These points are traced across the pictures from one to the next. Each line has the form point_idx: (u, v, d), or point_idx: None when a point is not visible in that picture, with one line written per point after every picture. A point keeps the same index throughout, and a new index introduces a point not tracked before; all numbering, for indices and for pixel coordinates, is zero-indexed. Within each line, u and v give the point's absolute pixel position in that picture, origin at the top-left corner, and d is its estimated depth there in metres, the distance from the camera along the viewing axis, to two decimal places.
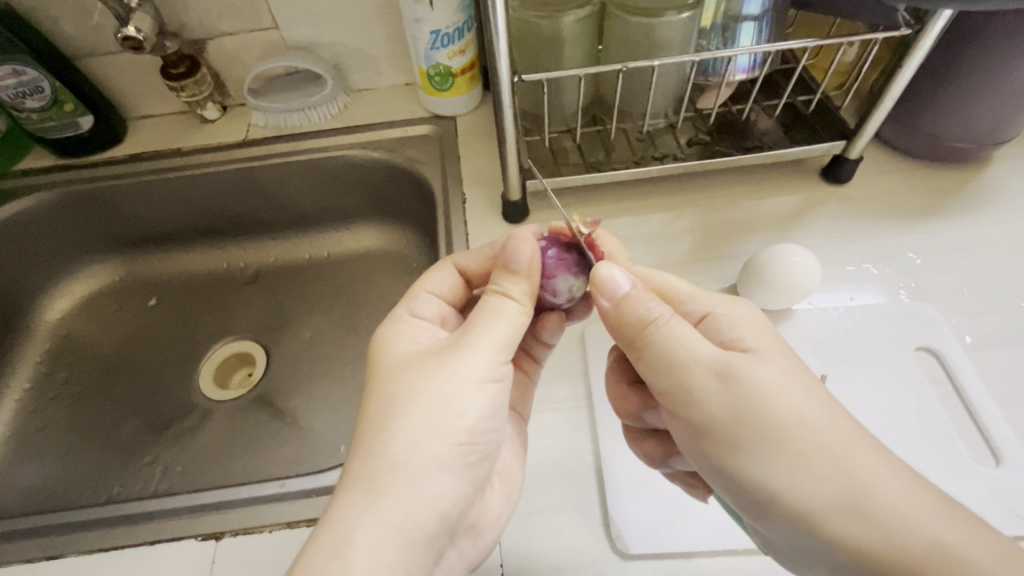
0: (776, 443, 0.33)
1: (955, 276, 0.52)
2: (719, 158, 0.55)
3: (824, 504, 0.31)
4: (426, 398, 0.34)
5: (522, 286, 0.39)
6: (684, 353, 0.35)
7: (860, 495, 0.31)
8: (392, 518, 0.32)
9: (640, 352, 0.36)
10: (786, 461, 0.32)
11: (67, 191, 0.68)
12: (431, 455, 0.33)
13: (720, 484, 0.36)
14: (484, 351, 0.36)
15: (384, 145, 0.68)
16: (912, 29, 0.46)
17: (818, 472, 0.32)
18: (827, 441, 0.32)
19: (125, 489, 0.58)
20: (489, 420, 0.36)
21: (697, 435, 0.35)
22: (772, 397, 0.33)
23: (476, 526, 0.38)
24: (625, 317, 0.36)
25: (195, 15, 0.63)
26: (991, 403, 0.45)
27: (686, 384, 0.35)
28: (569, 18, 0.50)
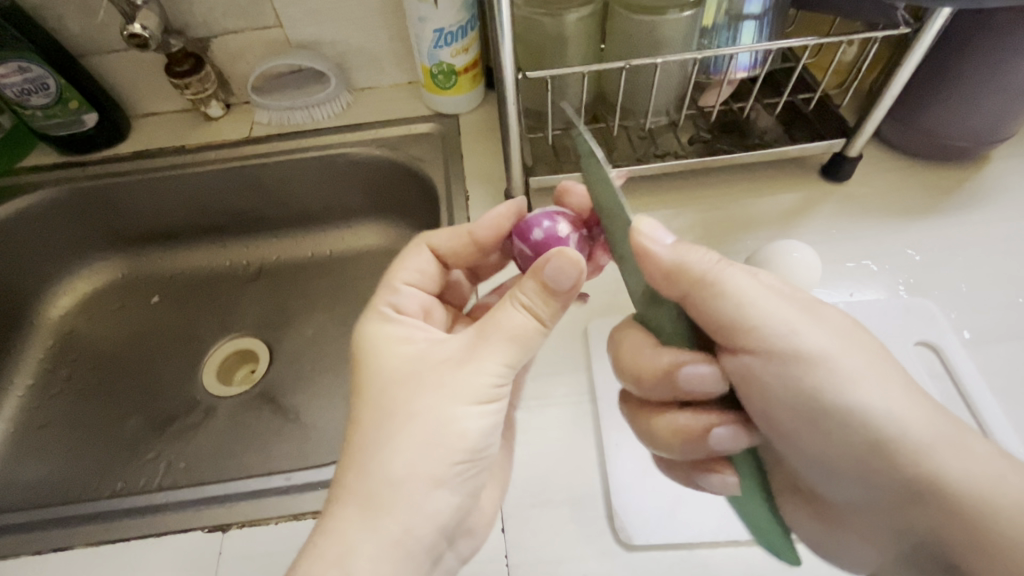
0: (875, 379, 0.34)
1: (954, 272, 0.53)
2: (719, 156, 0.56)
3: (929, 441, 0.33)
4: (426, 419, 0.34)
5: (555, 307, 0.36)
6: (760, 294, 0.35)
7: (951, 435, 0.34)
8: (393, 535, 0.32)
9: (706, 294, 0.35)
10: (885, 396, 0.34)
11: (70, 187, 0.68)
12: (432, 475, 0.34)
13: (807, 434, 0.36)
14: (490, 367, 0.35)
15: (387, 143, 0.69)
16: (911, 27, 0.46)
17: (915, 403, 0.34)
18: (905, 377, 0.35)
19: (129, 485, 0.58)
20: (487, 439, 0.36)
21: (794, 381, 0.34)
22: (850, 334, 0.35)
23: (473, 528, 0.38)
24: (687, 262, 0.35)
25: (200, 13, 0.64)
26: (989, 397, 0.45)
27: (779, 323, 0.34)
28: (572, 16, 0.51)
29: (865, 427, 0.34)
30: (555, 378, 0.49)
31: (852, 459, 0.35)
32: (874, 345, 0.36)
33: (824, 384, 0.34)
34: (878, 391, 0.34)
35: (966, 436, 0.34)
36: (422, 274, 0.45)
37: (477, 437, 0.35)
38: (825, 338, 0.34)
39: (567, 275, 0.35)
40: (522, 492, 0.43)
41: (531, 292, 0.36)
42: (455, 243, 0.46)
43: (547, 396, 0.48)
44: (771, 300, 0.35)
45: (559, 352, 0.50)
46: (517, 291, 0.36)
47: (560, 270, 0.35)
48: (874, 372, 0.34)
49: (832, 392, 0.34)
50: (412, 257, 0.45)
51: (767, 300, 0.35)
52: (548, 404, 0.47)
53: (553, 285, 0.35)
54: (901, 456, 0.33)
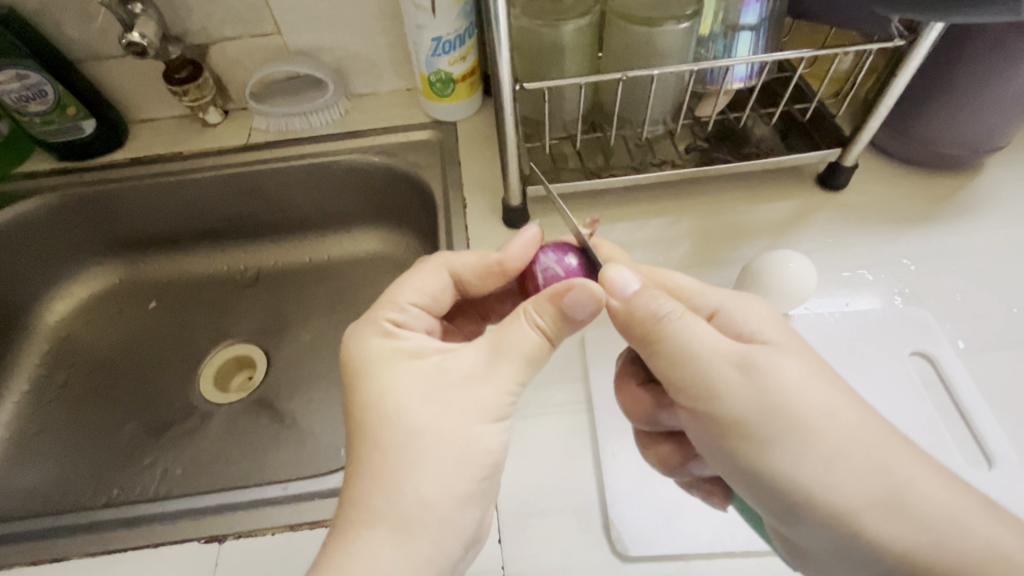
0: (807, 442, 0.33)
1: (948, 280, 0.53)
2: (716, 165, 0.56)
3: (864, 504, 0.32)
4: (453, 437, 0.34)
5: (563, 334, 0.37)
6: (699, 351, 0.34)
7: (887, 488, 0.32)
8: (426, 554, 0.33)
9: (650, 352, 0.36)
10: (819, 458, 0.33)
11: (68, 193, 0.68)
12: (460, 491, 0.34)
13: (741, 487, 0.36)
14: (508, 383, 0.36)
15: (385, 150, 0.69)
16: (905, 40, 0.47)
17: (857, 465, 0.32)
18: (860, 435, 0.33)
19: (125, 491, 0.58)
20: (504, 451, 0.37)
21: (721, 441, 0.35)
22: (790, 394, 0.33)
23: (484, 535, 0.39)
24: (636, 313, 0.35)
25: (199, 21, 0.64)
26: (983, 406, 0.46)
27: (706, 385, 0.34)
28: (569, 27, 0.51)
29: (785, 485, 0.33)
30: (551, 387, 0.49)
31: (784, 513, 0.35)
32: (829, 401, 0.34)
33: (749, 444, 0.34)
34: (805, 453, 0.33)
35: (910, 484, 0.32)
36: (432, 294, 0.44)
37: (498, 450, 0.36)
38: (754, 398, 0.33)
39: (585, 307, 0.36)
40: (519, 502, 0.43)
41: (546, 310, 0.36)
42: (474, 264, 0.44)
43: (544, 405, 0.48)
44: (711, 355, 0.34)
45: (556, 361, 0.51)
46: (533, 311, 0.36)
47: (578, 301, 0.35)
48: (810, 432, 0.33)
49: (756, 452, 0.34)
50: (425, 272, 0.44)
51: (703, 357, 0.34)
52: (544, 414, 0.48)
53: (570, 310, 0.36)
54: (829, 516, 0.33)
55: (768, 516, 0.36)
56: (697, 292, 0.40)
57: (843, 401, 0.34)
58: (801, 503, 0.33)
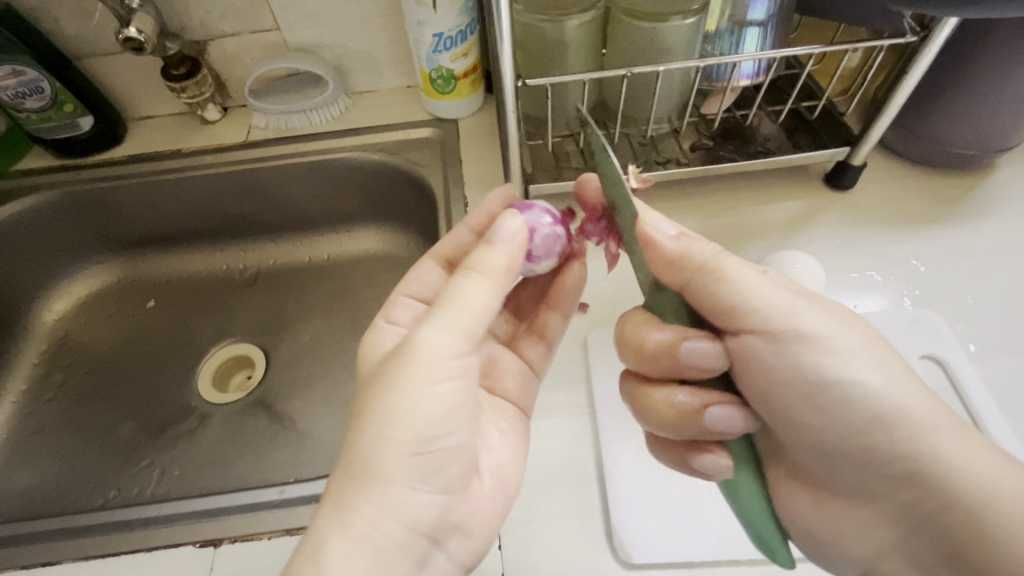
0: (871, 362, 0.35)
1: (959, 283, 0.52)
2: (722, 164, 0.55)
3: (925, 421, 0.34)
4: (375, 410, 0.33)
5: (496, 261, 0.36)
6: (762, 284, 0.36)
7: (940, 420, 0.34)
8: (360, 534, 0.32)
9: (711, 285, 0.36)
10: (885, 377, 0.35)
11: (64, 190, 0.67)
12: (385, 469, 0.33)
13: (802, 421, 0.36)
14: (435, 349, 0.34)
15: (385, 147, 0.68)
16: (917, 36, 0.46)
17: (911, 388, 0.35)
18: (903, 365, 0.36)
19: (122, 493, 0.58)
20: (444, 423, 0.34)
21: (790, 366, 0.35)
22: (848, 332, 0.36)
23: (464, 526, 0.38)
24: (687, 250, 0.36)
25: (197, 16, 0.63)
26: (995, 411, 0.45)
27: (779, 308, 0.35)
28: (573, 22, 0.50)
29: (860, 402, 0.34)
30: (553, 389, 0.48)
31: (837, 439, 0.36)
32: (873, 337, 0.37)
33: (829, 361, 0.35)
34: (875, 373, 0.35)
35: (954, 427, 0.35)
36: (426, 284, 0.47)
37: (430, 422, 0.34)
38: (824, 321, 0.35)
39: (506, 231, 0.37)
40: (519, 507, 0.43)
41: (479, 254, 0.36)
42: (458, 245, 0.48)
43: (545, 408, 0.47)
44: (773, 288, 0.36)
45: (557, 363, 0.50)
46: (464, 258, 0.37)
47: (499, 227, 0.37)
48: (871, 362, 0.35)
49: (828, 371, 0.35)
50: (417, 270, 0.48)
51: (764, 288, 0.35)
52: (546, 417, 0.47)
53: (496, 241, 0.37)
54: (894, 433, 0.34)
55: (823, 449, 0.37)
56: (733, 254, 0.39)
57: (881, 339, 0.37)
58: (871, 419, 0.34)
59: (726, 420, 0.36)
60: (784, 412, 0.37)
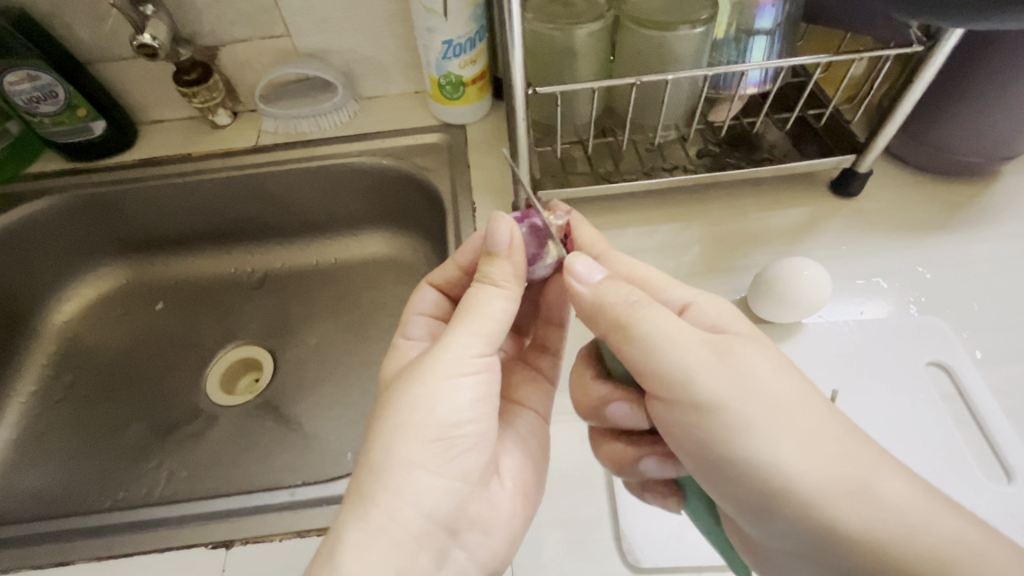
0: (776, 429, 0.32)
1: (964, 289, 0.52)
2: (728, 170, 0.56)
3: (827, 493, 0.31)
4: (401, 400, 0.35)
5: (506, 269, 0.38)
6: (671, 339, 0.35)
7: (858, 478, 0.31)
8: (377, 522, 0.33)
9: (624, 340, 0.36)
10: (793, 444, 0.32)
11: (76, 194, 0.68)
12: (406, 454, 0.34)
13: (711, 485, 0.35)
14: (458, 344, 0.36)
15: (394, 153, 0.68)
16: (924, 46, 0.46)
17: (825, 451, 0.32)
18: (824, 422, 0.33)
19: (130, 494, 0.58)
20: (467, 412, 0.36)
21: (691, 428, 0.34)
22: (764, 385, 0.33)
23: (482, 523, 0.38)
24: (604, 301, 0.37)
25: (209, 22, 0.64)
26: (1001, 417, 0.45)
27: (684, 370, 0.34)
28: (583, 31, 0.51)
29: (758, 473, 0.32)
30: (561, 394, 0.49)
31: (744, 502, 0.34)
32: (790, 392, 0.33)
33: (724, 430, 0.33)
34: (780, 442, 0.32)
35: (880, 479, 0.31)
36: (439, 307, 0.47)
37: (451, 409, 0.35)
38: (727, 384, 0.33)
39: (507, 240, 0.39)
40: None
41: (486, 265, 0.39)
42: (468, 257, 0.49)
43: (554, 413, 0.48)
44: (685, 344, 0.34)
45: (565, 367, 0.50)
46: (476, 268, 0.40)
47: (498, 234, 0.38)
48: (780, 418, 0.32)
49: (724, 442, 0.33)
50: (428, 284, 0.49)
51: (669, 346, 0.34)
52: (555, 421, 0.47)
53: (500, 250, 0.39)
54: (798, 508, 0.32)
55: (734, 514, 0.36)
56: (667, 286, 0.41)
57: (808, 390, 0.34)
58: (769, 491, 0.32)
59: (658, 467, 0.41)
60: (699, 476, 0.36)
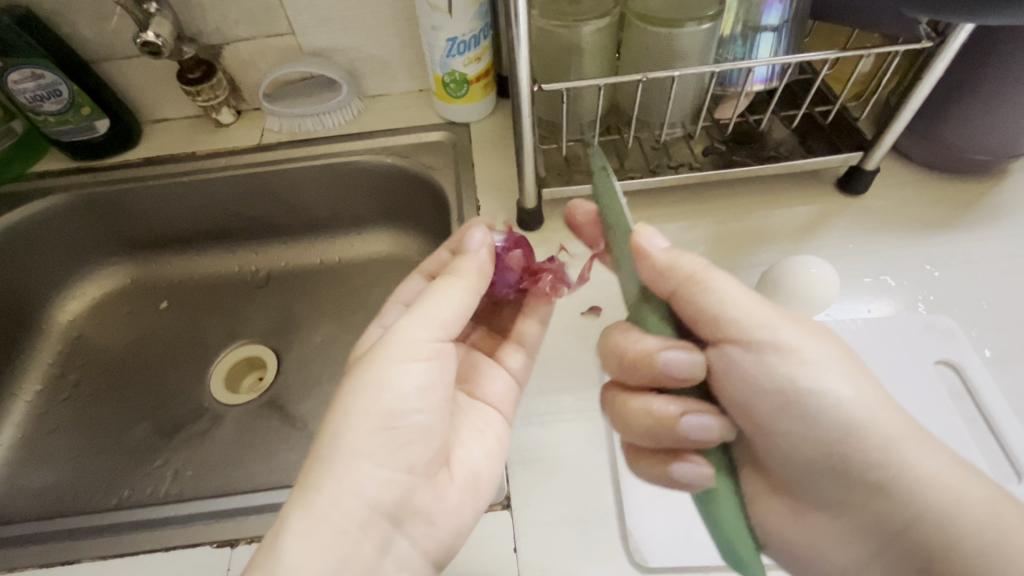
0: (842, 385, 0.36)
1: (974, 288, 0.52)
2: (735, 168, 0.55)
3: (889, 439, 0.35)
4: (347, 392, 0.36)
5: (467, 265, 0.42)
6: (741, 296, 0.37)
7: (913, 434, 0.35)
8: (319, 508, 0.33)
9: (695, 295, 0.38)
10: (858, 399, 0.35)
11: (80, 193, 0.68)
12: (352, 441, 0.35)
13: (780, 437, 0.37)
14: (410, 334, 0.38)
15: (398, 151, 0.68)
16: (933, 42, 0.46)
17: (883, 411, 0.35)
18: (878, 387, 0.37)
19: (136, 493, 0.58)
20: (414, 400, 0.37)
21: (767, 377, 0.36)
22: (825, 341, 0.38)
23: (427, 513, 0.38)
24: (678, 264, 0.38)
25: (213, 21, 0.64)
26: (1010, 415, 0.45)
27: (758, 322, 0.37)
28: (589, 28, 0.50)
29: (833, 422, 0.35)
30: (564, 392, 0.49)
31: (819, 459, 0.36)
32: (851, 358, 0.38)
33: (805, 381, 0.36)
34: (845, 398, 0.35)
35: (925, 443, 0.35)
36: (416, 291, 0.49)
37: (399, 397, 0.37)
38: (801, 340, 0.37)
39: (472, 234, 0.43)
40: (534, 510, 0.43)
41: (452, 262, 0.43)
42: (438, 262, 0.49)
43: (558, 412, 0.48)
44: (752, 303, 0.37)
45: (570, 366, 0.50)
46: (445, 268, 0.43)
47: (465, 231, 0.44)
48: (836, 372, 0.36)
49: (801, 395, 0.36)
50: (405, 281, 0.50)
51: (743, 304, 0.37)
52: (561, 419, 0.47)
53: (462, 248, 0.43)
54: (861, 453, 0.35)
55: (798, 468, 0.38)
56: None
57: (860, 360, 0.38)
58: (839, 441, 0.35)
59: (702, 429, 0.37)
60: (768, 429, 0.38)
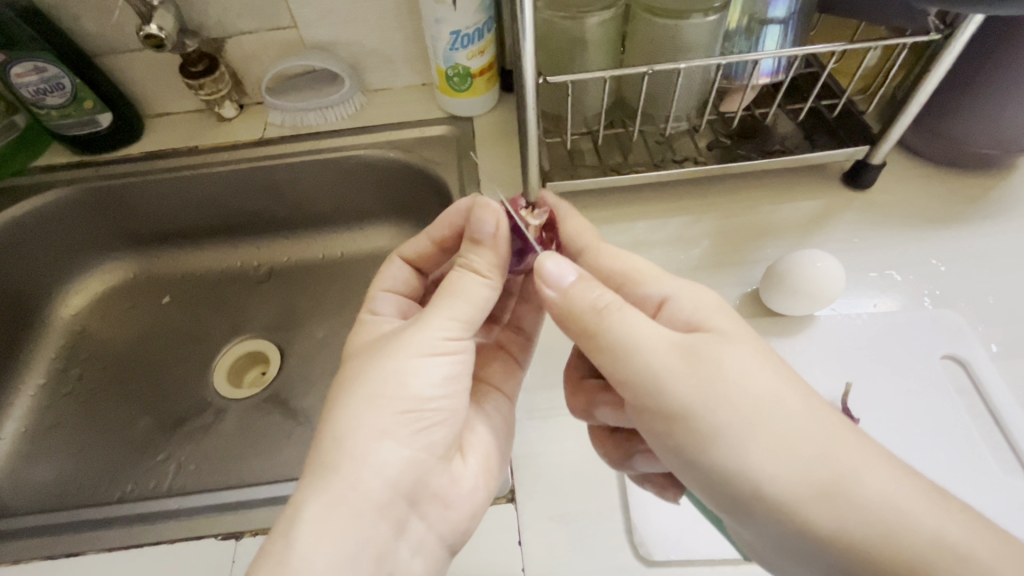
0: (749, 431, 0.32)
1: (980, 282, 0.51)
2: (740, 162, 0.55)
3: (799, 494, 0.31)
4: (368, 376, 0.36)
5: (487, 257, 0.39)
6: (643, 339, 0.35)
7: (832, 481, 0.32)
8: (339, 491, 0.33)
9: (595, 346, 0.36)
10: (766, 447, 0.32)
11: (83, 187, 0.68)
12: (375, 423, 0.34)
13: (692, 484, 0.36)
14: (432, 323, 0.37)
15: (401, 145, 0.68)
16: (942, 34, 0.45)
17: (800, 456, 0.32)
18: (797, 423, 0.33)
19: (140, 487, 0.58)
20: (439, 388, 0.37)
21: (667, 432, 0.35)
22: (735, 378, 0.33)
23: (444, 496, 0.38)
24: (574, 305, 0.37)
25: (216, 14, 0.63)
26: (1017, 410, 0.44)
27: (654, 373, 0.34)
28: (594, 20, 0.50)
29: (734, 478, 0.33)
30: None
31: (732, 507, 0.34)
32: (769, 389, 0.34)
33: (695, 436, 0.33)
34: (753, 446, 0.32)
35: (858, 479, 0.32)
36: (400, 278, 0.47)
37: (424, 383, 0.36)
38: (696, 390, 0.33)
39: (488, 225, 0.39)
40: (538, 504, 0.43)
41: (469, 252, 0.39)
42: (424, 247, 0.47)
43: (562, 406, 0.47)
44: (653, 346, 0.35)
45: None
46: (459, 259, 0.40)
47: (480, 219, 0.40)
48: (744, 420, 0.33)
49: (699, 450, 0.34)
50: (387, 266, 0.47)
51: (646, 349, 0.35)
52: (565, 414, 0.47)
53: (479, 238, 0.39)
54: (772, 508, 0.32)
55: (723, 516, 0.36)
56: (646, 281, 0.41)
57: (783, 381, 0.34)
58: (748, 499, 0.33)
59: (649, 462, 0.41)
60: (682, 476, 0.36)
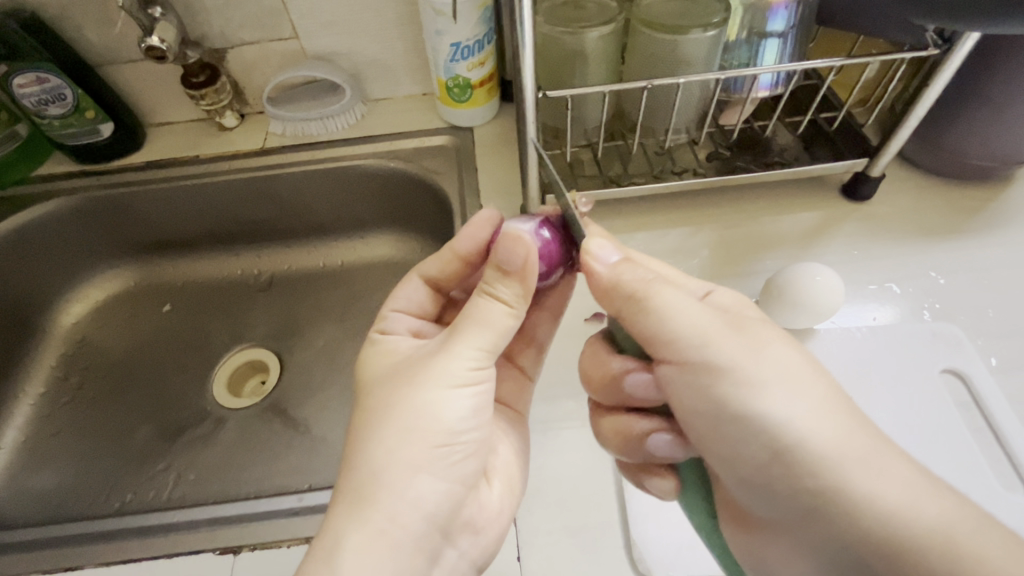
0: (783, 405, 0.32)
1: (980, 295, 0.52)
2: (740, 174, 0.55)
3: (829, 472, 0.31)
4: (400, 407, 0.35)
5: (513, 288, 0.37)
6: (685, 312, 0.35)
7: (864, 463, 0.31)
8: (378, 524, 0.33)
9: (634, 313, 0.36)
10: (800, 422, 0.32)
11: (85, 197, 0.68)
12: (411, 457, 0.34)
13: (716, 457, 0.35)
14: (461, 355, 0.37)
15: (401, 155, 0.68)
16: (940, 49, 0.45)
17: (835, 437, 0.32)
18: (830, 406, 0.33)
19: (138, 497, 0.58)
20: (470, 421, 0.37)
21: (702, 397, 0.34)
22: (776, 357, 0.34)
23: (473, 523, 0.38)
24: (620, 280, 0.36)
25: (217, 25, 0.64)
26: (1016, 425, 0.44)
27: (693, 339, 0.34)
28: (594, 34, 0.50)
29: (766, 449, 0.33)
30: (568, 399, 0.48)
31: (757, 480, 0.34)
32: (807, 373, 0.34)
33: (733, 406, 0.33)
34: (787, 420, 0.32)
35: (890, 466, 0.31)
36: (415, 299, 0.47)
37: (456, 416, 0.36)
38: (737, 358, 0.33)
39: (517, 255, 0.36)
40: (537, 518, 0.43)
41: (496, 281, 0.37)
42: (443, 265, 0.47)
43: (562, 418, 0.47)
44: (697, 320, 0.35)
45: (573, 373, 0.50)
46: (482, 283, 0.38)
47: (511, 251, 0.36)
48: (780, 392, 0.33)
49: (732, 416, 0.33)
50: (404, 285, 0.47)
51: (686, 320, 0.35)
52: (565, 426, 0.47)
53: (508, 268, 0.37)
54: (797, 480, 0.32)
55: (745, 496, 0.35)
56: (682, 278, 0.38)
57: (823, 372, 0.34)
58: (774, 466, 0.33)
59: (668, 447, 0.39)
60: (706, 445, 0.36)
